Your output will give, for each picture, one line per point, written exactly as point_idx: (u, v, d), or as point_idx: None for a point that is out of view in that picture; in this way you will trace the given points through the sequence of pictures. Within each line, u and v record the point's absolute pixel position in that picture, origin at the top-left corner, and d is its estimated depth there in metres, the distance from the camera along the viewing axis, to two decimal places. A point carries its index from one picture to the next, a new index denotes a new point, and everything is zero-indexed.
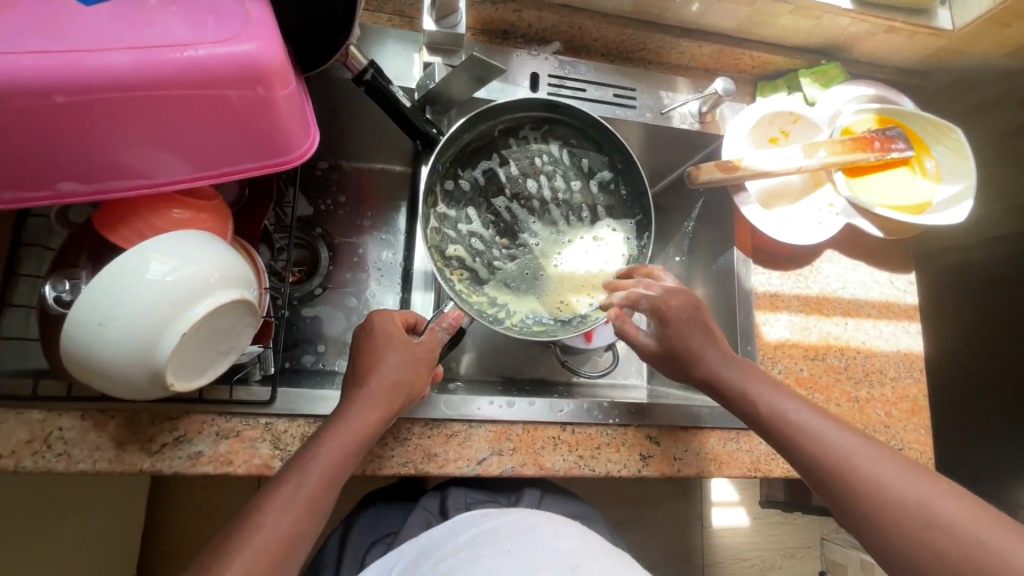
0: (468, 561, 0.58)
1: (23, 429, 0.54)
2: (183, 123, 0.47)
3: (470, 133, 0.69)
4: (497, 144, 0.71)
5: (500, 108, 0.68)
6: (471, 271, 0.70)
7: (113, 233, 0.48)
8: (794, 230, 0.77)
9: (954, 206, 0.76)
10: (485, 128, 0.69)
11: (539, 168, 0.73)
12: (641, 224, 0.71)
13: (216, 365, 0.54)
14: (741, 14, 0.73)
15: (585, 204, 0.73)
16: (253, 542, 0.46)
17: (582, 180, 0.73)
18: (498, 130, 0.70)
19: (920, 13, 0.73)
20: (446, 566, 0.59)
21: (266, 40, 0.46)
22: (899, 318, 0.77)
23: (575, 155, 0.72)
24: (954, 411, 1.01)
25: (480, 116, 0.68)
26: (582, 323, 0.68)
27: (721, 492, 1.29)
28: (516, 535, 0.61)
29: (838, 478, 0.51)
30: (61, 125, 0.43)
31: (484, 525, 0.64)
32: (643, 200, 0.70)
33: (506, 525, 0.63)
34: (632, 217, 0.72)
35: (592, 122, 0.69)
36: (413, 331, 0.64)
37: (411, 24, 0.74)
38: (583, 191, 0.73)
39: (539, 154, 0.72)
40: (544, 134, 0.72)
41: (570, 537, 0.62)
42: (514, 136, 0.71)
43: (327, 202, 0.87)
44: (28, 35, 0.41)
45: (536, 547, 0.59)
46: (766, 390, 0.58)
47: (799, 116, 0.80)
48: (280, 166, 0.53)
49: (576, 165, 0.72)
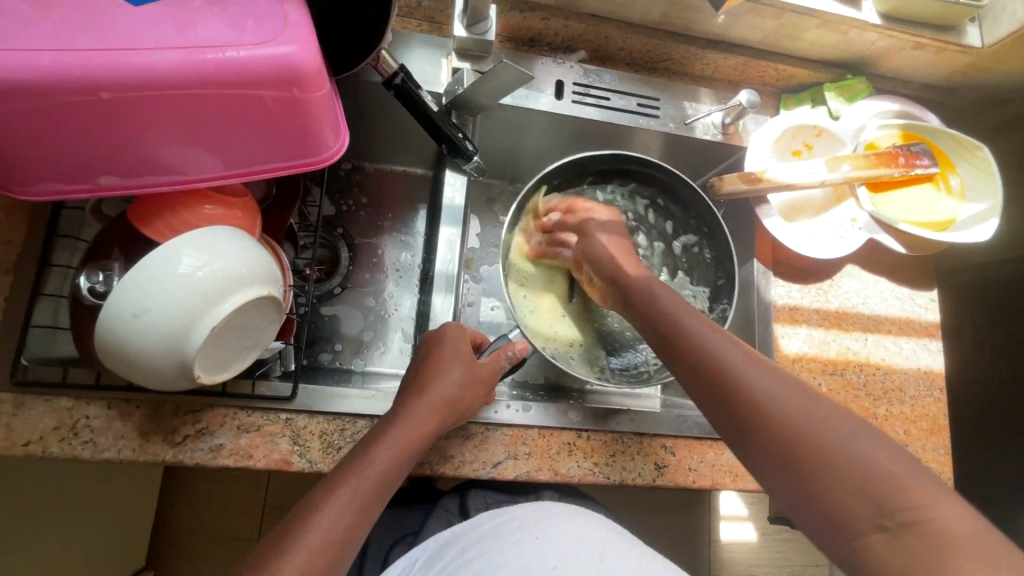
0: (495, 546, 0.59)
1: (51, 416, 0.55)
2: (219, 123, 0.48)
3: (559, 180, 0.77)
4: (585, 195, 0.78)
5: (592, 157, 0.76)
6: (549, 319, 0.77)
7: (146, 227, 0.50)
8: (816, 244, 0.77)
9: (978, 224, 0.75)
10: (574, 177, 0.77)
11: (624, 224, 0.79)
12: (719, 286, 0.75)
13: (241, 358, 0.54)
14: (767, 26, 0.74)
15: (666, 264, 0.78)
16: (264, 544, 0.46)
17: (666, 241, 0.79)
18: (587, 181, 0.78)
19: (949, 30, 0.73)
20: (472, 554, 0.60)
21: (304, 42, 0.46)
22: (920, 336, 0.77)
23: (660, 215, 0.79)
24: (972, 431, 1.00)
25: (569, 165, 0.76)
26: (638, 374, 0.76)
27: (730, 505, 1.28)
28: (543, 523, 0.62)
29: (781, 437, 0.47)
30: (101, 121, 0.44)
31: (510, 515, 0.64)
32: (727, 265, 0.75)
33: (532, 514, 0.64)
34: (705, 288, 0.77)
35: (675, 176, 0.76)
36: (478, 350, 0.67)
37: (439, 29, 0.75)
38: (665, 252, 0.79)
39: (625, 210, 0.79)
40: (632, 193, 0.79)
41: (595, 528, 0.63)
42: (602, 190, 0.79)
43: (349, 202, 0.88)
44: (74, 32, 0.41)
45: (564, 536, 0.60)
46: (734, 351, 0.53)
47: (823, 130, 0.79)
48: (310, 166, 0.54)
49: (661, 227, 0.79)
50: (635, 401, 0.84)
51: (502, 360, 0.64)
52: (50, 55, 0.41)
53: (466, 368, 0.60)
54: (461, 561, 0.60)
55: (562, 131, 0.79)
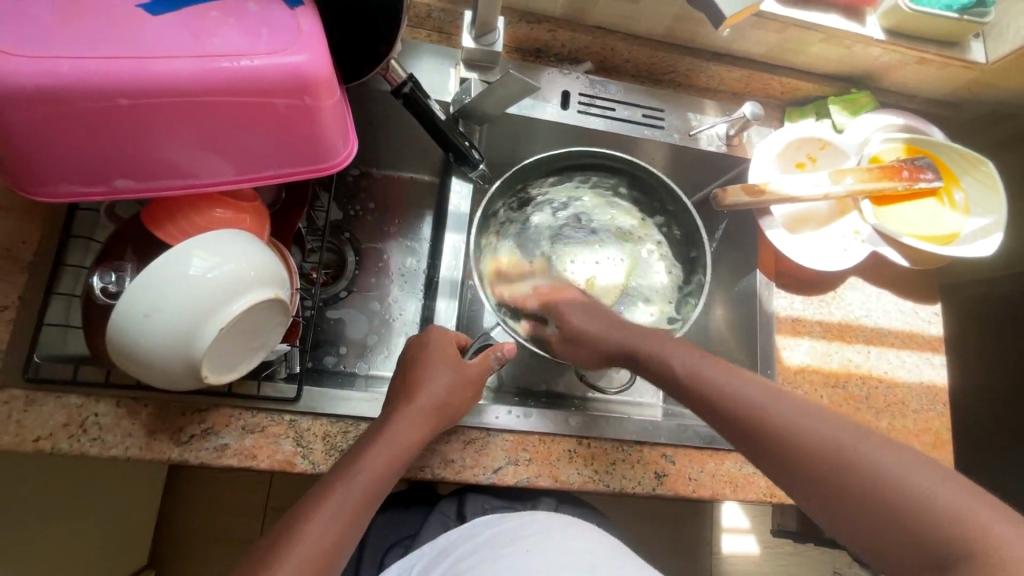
0: (487, 561, 0.59)
1: (61, 413, 0.56)
2: (231, 128, 0.49)
3: (520, 181, 0.75)
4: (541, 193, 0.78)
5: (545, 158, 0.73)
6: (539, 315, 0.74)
7: (158, 229, 0.51)
8: (819, 256, 0.77)
9: (983, 239, 0.75)
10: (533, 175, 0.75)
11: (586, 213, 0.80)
12: (693, 262, 0.75)
13: (246, 360, 0.56)
14: (772, 41, 0.75)
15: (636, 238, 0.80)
16: None
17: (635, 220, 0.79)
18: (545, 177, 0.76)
19: (954, 46, 0.74)
20: (468, 565, 0.60)
21: (316, 52, 0.48)
22: (923, 349, 0.77)
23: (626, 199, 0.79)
24: (978, 446, 0.99)
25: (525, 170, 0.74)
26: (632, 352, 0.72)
27: (732, 518, 1.28)
28: (535, 535, 0.62)
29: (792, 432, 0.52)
30: (119, 125, 0.45)
31: (502, 526, 0.64)
32: (696, 238, 0.75)
33: (525, 525, 0.64)
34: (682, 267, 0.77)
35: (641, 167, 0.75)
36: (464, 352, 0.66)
37: (448, 40, 0.76)
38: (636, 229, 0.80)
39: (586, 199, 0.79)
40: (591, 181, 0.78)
41: (588, 539, 0.64)
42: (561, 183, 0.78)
43: (356, 208, 0.89)
44: (96, 39, 0.43)
45: (556, 549, 0.60)
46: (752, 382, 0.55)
47: (827, 143, 0.80)
48: (318, 172, 0.55)
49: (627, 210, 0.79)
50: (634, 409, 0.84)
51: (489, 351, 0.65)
52: (70, 63, 0.42)
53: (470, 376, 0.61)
54: (455, 571, 0.60)
55: (567, 141, 0.80)
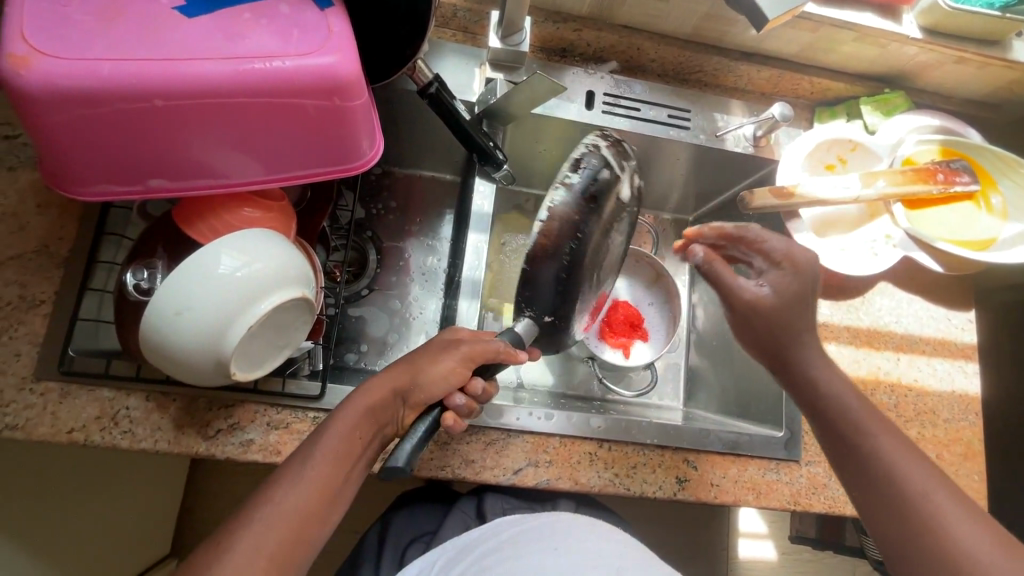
0: (511, 559, 0.59)
1: (92, 406, 0.58)
2: (261, 128, 0.49)
3: None
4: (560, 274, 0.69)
5: None
6: (554, 292, 0.56)
7: (191, 228, 0.53)
8: (849, 261, 0.75)
9: (1021, 244, 0.72)
10: None
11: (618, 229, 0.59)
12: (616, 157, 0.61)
13: (273, 357, 0.56)
14: (804, 39, 0.73)
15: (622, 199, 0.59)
16: (265, 524, 0.45)
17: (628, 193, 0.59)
18: None
19: (994, 44, 0.71)
20: (491, 561, 0.60)
21: (347, 54, 0.48)
22: (955, 357, 0.75)
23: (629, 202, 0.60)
24: (1009, 456, 0.97)
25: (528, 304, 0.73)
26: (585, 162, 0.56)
27: (749, 522, 1.26)
28: (560, 534, 0.63)
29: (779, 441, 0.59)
30: (154, 125, 0.46)
31: (525, 524, 0.65)
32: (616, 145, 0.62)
33: (547, 524, 0.64)
34: (586, 144, 0.57)
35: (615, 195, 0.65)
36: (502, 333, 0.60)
37: (473, 39, 0.76)
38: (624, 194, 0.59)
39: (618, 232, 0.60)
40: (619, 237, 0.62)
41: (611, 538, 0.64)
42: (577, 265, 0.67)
43: (378, 207, 0.90)
44: (133, 41, 0.44)
45: (579, 549, 0.60)
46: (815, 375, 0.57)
47: (857, 145, 0.78)
48: (344, 172, 0.56)
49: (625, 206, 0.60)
50: (654, 412, 0.85)
51: (473, 374, 0.58)
52: (110, 64, 0.43)
53: (470, 354, 0.57)
54: (478, 567, 0.60)
55: None
